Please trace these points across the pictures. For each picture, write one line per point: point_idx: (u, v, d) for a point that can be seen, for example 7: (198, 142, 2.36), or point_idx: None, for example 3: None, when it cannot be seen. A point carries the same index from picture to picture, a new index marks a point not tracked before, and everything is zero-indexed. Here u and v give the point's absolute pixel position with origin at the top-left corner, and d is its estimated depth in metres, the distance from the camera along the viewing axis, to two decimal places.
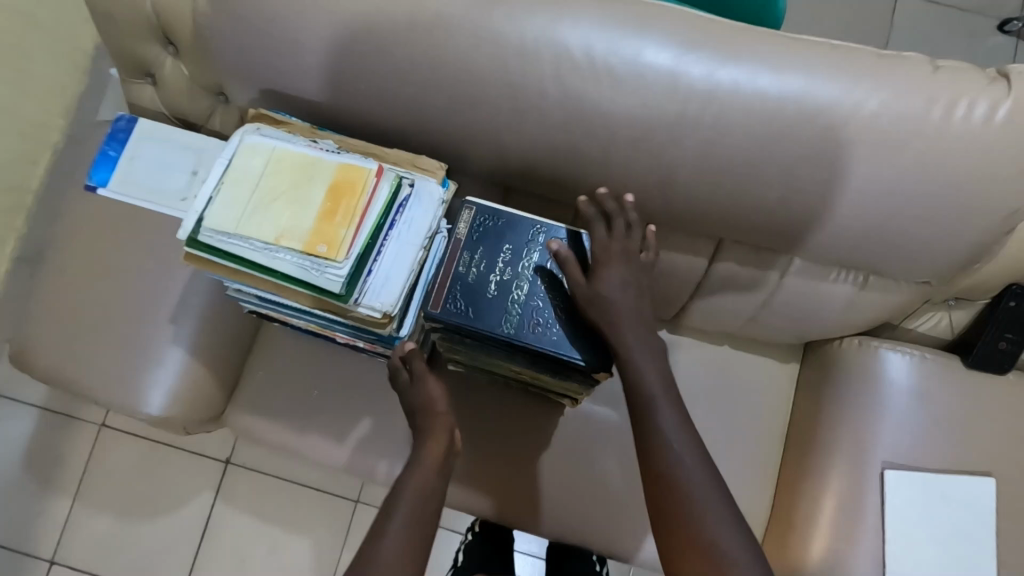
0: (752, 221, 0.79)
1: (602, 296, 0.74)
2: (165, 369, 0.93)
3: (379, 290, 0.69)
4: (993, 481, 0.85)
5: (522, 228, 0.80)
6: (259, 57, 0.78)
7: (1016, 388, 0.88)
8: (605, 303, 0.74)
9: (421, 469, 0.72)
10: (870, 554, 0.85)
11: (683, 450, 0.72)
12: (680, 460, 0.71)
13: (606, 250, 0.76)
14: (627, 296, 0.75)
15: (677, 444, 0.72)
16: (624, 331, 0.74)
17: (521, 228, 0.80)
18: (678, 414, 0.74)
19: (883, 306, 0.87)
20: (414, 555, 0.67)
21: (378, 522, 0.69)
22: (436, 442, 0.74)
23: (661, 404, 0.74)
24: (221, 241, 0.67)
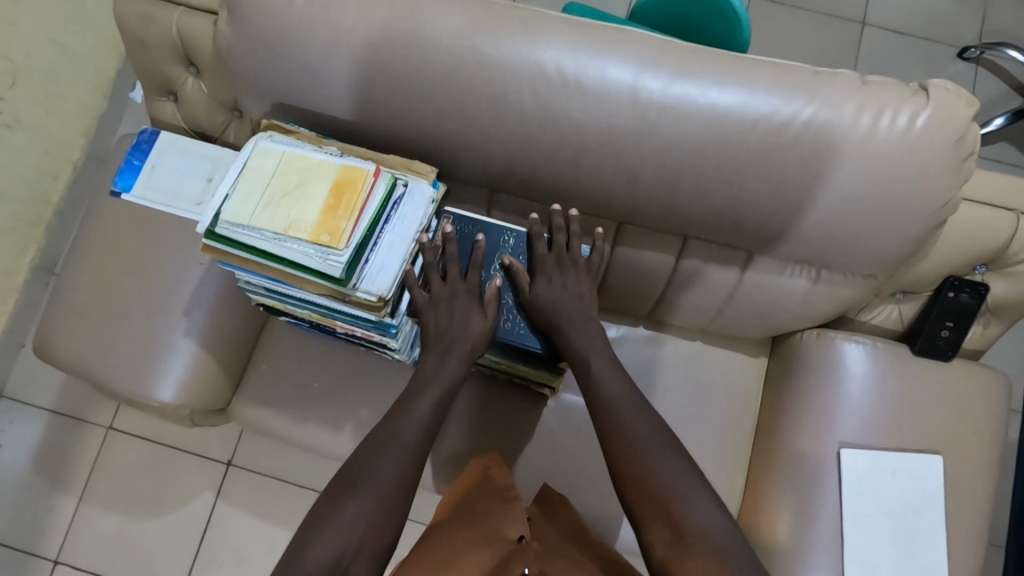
0: (710, 218, 0.88)
1: (557, 294, 0.88)
2: (178, 358, 1.01)
3: (376, 276, 0.77)
4: (941, 459, 0.92)
5: (495, 232, 0.91)
6: (271, 75, 0.89)
7: (962, 374, 0.95)
8: (549, 305, 0.87)
9: (409, 426, 0.81)
10: (830, 528, 0.92)
11: (630, 407, 0.82)
12: (627, 421, 0.80)
13: (555, 258, 0.90)
14: (570, 296, 0.88)
15: (624, 402, 0.82)
16: (566, 326, 0.87)
17: (494, 233, 0.91)
18: (624, 379, 0.85)
19: (836, 298, 0.94)
20: (403, 486, 0.78)
21: (369, 457, 0.79)
22: (419, 409, 0.82)
23: (607, 373, 0.85)
24: (236, 233, 0.76)
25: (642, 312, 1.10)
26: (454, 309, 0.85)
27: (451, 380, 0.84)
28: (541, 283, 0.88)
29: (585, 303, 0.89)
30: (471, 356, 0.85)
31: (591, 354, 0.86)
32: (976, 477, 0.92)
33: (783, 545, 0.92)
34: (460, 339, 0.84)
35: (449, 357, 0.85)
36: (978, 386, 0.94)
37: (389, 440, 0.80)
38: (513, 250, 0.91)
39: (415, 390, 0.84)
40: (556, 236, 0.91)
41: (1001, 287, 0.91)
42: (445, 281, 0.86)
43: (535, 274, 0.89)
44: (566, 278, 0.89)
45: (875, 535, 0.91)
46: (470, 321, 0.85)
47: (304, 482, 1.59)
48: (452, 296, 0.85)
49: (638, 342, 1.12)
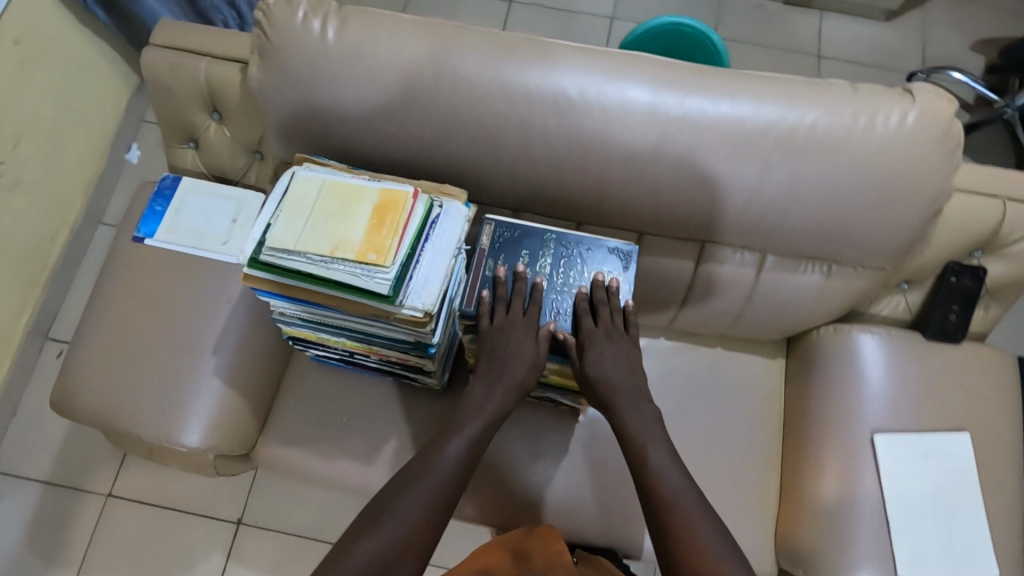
0: (727, 221, 0.93)
1: (608, 368, 0.87)
2: (207, 398, 1.00)
3: (421, 291, 0.79)
4: (968, 435, 0.95)
5: (532, 234, 0.93)
6: (301, 111, 0.93)
7: (974, 355, 1.00)
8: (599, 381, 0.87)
9: (442, 462, 0.80)
10: (872, 515, 0.93)
11: (678, 485, 0.82)
12: (690, 518, 0.79)
13: (596, 335, 0.87)
14: (618, 368, 0.88)
15: (673, 480, 0.82)
16: (623, 409, 0.87)
17: (532, 234, 0.93)
18: (671, 454, 0.85)
19: (846, 291, 1.00)
20: (431, 519, 0.77)
21: (395, 490, 0.79)
22: (456, 440, 0.82)
23: (653, 445, 0.85)
24: (280, 258, 0.77)
25: (664, 322, 1.13)
26: (511, 338, 0.86)
27: (495, 410, 0.85)
28: (591, 356, 0.87)
29: (636, 377, 0.90)
30: (520, 388, 0.86)
31: (648, 441, 0.85)
32: (1001, 453, 0.96)
33: (830, 536, 0.93)
34: (510, 363, 0.86)
35: (496, 388, 0.86)
36: (990, 365, 0.99)
37: (421, 472, 0.80)
38: (554, 254, 0.92)
39: (450, 428, 0.84)
40: (600, 309, 0.89)
41: (998, 269, 0.97)
42: (506, 311, 0.87)
43: (584, 346, 0.87)
44: (617, 350, 0.88)
45: (921, 521, 0.92)
46: (525, 349, 0.86)
47: (319, 536, 1.52)
48: (511, 325, 0.86)
49: (660, 353, 1.15)
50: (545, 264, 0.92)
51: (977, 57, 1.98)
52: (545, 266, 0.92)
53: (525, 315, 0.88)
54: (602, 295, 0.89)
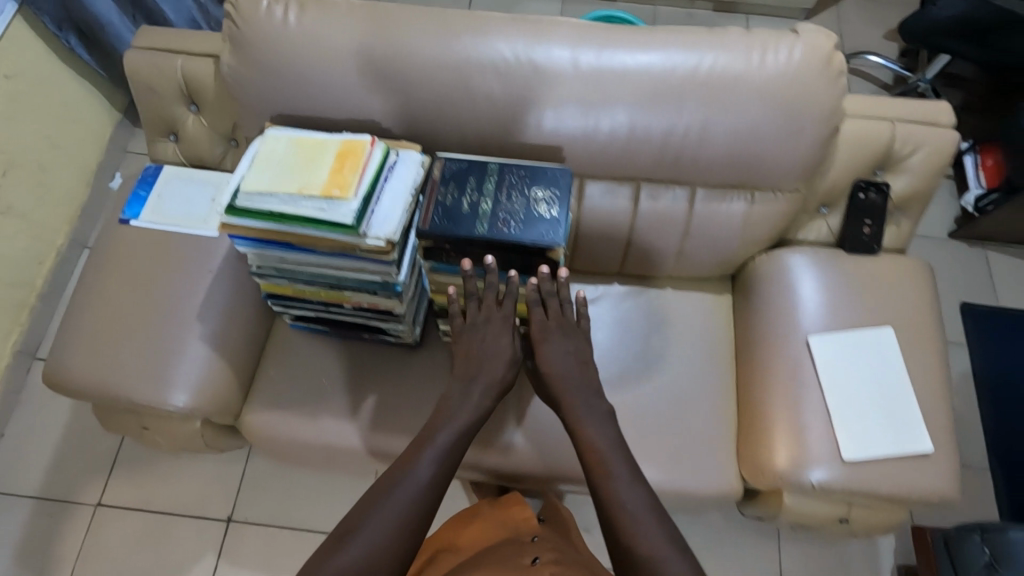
0: (653, 157, 1.05)
1: (560, 362, 0.93)
2: (192, 360, 1.05)
3: (381, 223, 0.88)
4: (891, 328, 1.04)
5: None
6: (272, 91, 1.05)
7: (890, 263, 1.10)
8: (556, 376, 0.92)
9: (411, 477, 0.81)
10: (819, 422, 1.00)
11: (637, 499, 0.80)
12: (645, 530, 0.77)
13: (545, 327, 0.93)
14: (570, 363, 0.93)
15: (631, 495, 0.81)
16: (578, 407, 0.90)
17: None
18: (630, 469, 0.84)
19: (772, 216, 1.10)
20: (402, 535, 0.76)
21: (363, 507, 0.78)
22: (425, 455, 0.83)
23: (613, 459, 0.85)
24: (254, 202, 0.87)
25: (615, 267, 1.23)
26: (486, 334, 0.92)
27: (467, 416, 0.88)
28: (545, 351, 0.93)
29: (588, 373, 0.94)
30: (494, 388, 0.90)
31: (609, 453, 0.85)
32: (927, 346, 1.04)
33: (784, 457, 0.99)
34: (482, 361, 0.91)
35: (470, 392, 0.89)
36: (907, 271, 1.10)
37: (388, 489, 0.80)
38: (500, 178, 0.89)
39: (419, 443, 0.85)
40: (549, 301, 0.94)
41: (901, 183, 1.08)
42: (480, 306, 0.93)
43: (540, 340, 0.94)
44: (569, 344, 0.94)
45: (865, 416, 0.99)
46: (497, 346, 0.91)
47: (311, 526, 1.53)
48: (485, 321, 0.92)
49: (614, 297, 1.25)
50: (494, 185, 0.88)
51: (890, 44, 2.19)
52: (494, 188, 0.88)
53: (500, 309, 0.92)
54: (551, 287, 0.93)
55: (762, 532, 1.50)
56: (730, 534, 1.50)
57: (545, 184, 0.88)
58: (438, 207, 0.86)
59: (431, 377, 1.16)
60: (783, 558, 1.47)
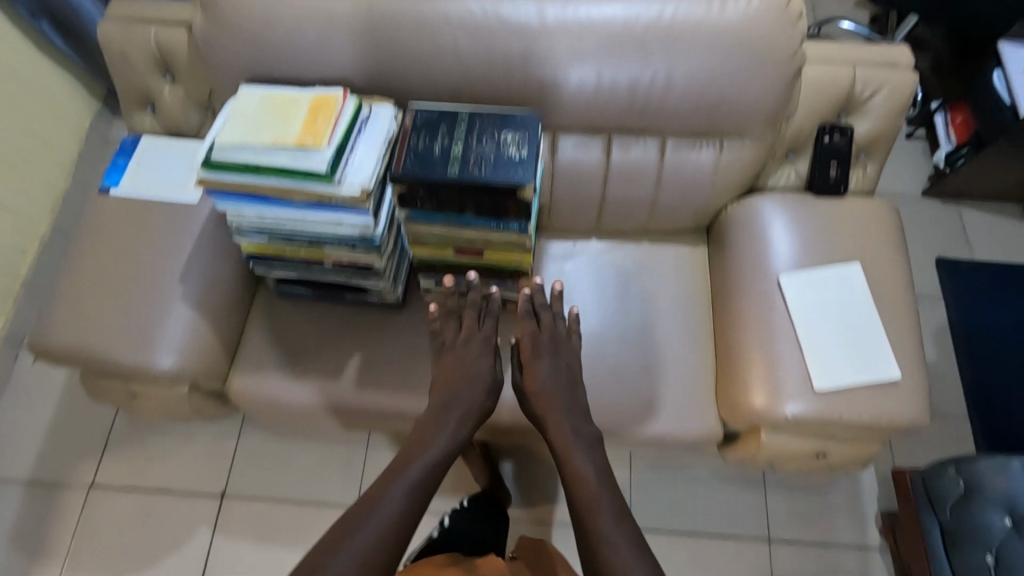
0: (621, 107, 1.07)
1: (546, 376, 1.01)
2: (176, 323, 1.06)
3: (356, 173, 0.90)
4: (859, 265, 1.07)
5: None
6: (244, 53, 1.06)
7: (857, 204, 1.13)
8: (541, 390, 1.01)
9: (396, 494, 0.87)
10: (791, 359, 1.03)
11: (615, 526, 0.88)
12: (621, 556, 0.85)
13: (535, 340, 1.03)
14: (557, 378, 1.02)
15: (610, 521, 0.88)
16: (564, 432, 0.98)
17: None
18: (615, 504, 0.91)
19: (741, 163, 1.13)
20: (384, 549, 0.83)
21: (350, 522, 0.84)
22: (409, 474, 0.90)
23: (595, 488, 0.92)
24: (230, 155, 0.88)
25: (592, 222, 1.25)
26: (473, 351, 1.02)
27: (452, 433, 0.96)
28: (534, 366, 1.02)
29: (573, 392, 1.02)
30: (474, 409, 0.99)
31: (590, 478, 0.93)
32: (893, 281, 1.07)
33: (758, 396, 1.02)
34: (471, 377, 1.00)
35: (454, 412, 0.98)
36: (873, 211, 1.12)
37: (373, 506, 0.86)
38: (471, 124, 0.91)
39: (404, 464, 0.92)
40: (542, 315, 1.05)
41: (864, 125, 1.11)
42: (467, 323, 1.04)
43: (532, 354, 1.02)
44: (556, 359, 1.03)
45: (835, 347, 1.02)
46: (483, 363, 1.01)
47: (303, 498, 1.53)
48: (471, 338, 1.03)
49: (592, 252, 1.27)
50: (464, 131, 0.90)
51: (862, 11, 2.23)
52: (465, 133, 0.90)
53: (484, 329, 1.04)
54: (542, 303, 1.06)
55: (747, 485, 1.53)
56: (715, 488, 1.52)
57: (515, 129, 0.90)
58: (410, 153, 0.88)
59: (415, 335, 1.18)
60: (768, 510, 1.50)
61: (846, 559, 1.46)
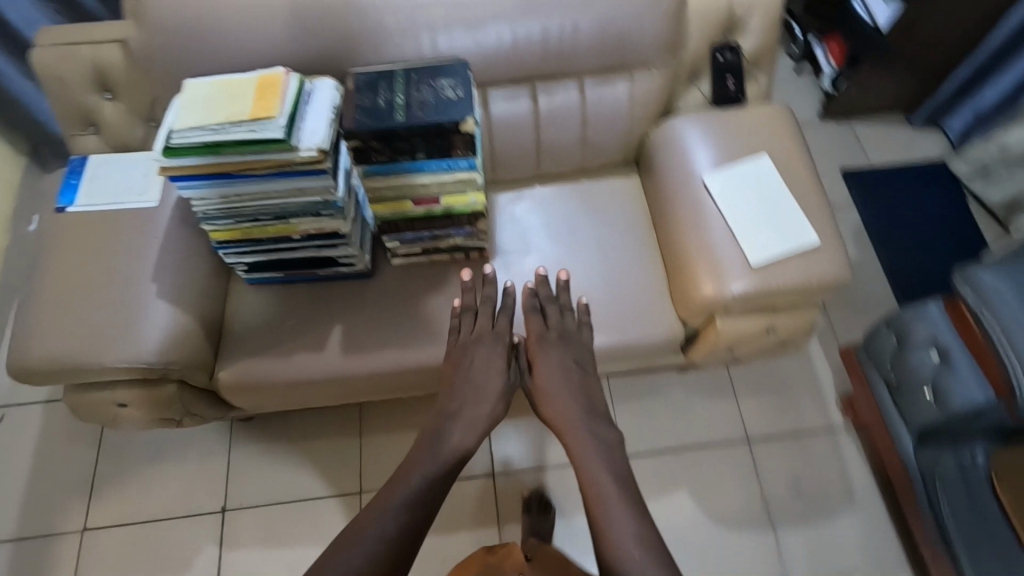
0: (538, 54, 1.20)
1: (552, 369, 1.10)
2: (154, 318, 1.09)
3: (311, 137, 0.97)
4: (768, 158, 1.22)
5: None
6: (185, 55, 1.13)
7: (757, 109, 1.28)
8: (549, 384, 1.08)
9: (390, 507, 0.90)
10: (729, 248, 1.15)
11: (627, 530, 0.88)
12: (631, 563, 0.84)
13: (541, 335, 1.13)
14: (564, 372, 1.09)
15: (621, 524, 0.88)
16: (575, 433, 1.03)
17: None
18: (631, 512, 0.90)
19: (652, 90, 1.27)
20: (378, 561, 0.84)
21: (345, 539, 0.87)
22: (407, 487, 0.94)
23: (607, 491, 0.93)
24: (188, 138, 0.94)
25: (533, 170, 1.36)
26: (482, 350, 1.11)
27: (452, 440, 1.02)
28: (540, 360, 1.11)
29: (579, 388, 1.08)
30: (477, 418, 1.05)
31: (598, 479, 0.95)
32: (800, 167, 1.22)
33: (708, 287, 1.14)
34: (479, 374, 1.09)
35: (455, 419, 1.05)
36: (772, 112, 1.28)
37: (367, 522, 0.88)
38: (407, 77, 1.01)
39: (403, 475, 0.96)
40: (547, 312, 1.16)
41: (749, 40, 1.28)
42: (474, 321, 1.15)
43: (538, 350, 1.12)
44: (562, 353, 1.12)
45: (761, 228, 1.16)
46: (490, 361, 1.10)
47: (306, 495, 1.54)
48: (478, 337, 1.13)
49: (538, 196, 1.37)
50: (403, 85, 1.00)
51: None
52: (403, 86, 1.00)
53: (496, 327, 1.14)
54: (546, 299, 1.17)
55: (720, 396, 1.65)
56: (693, 404, 1.64)
57: (448, 76, 1.01)
58: (358, 110, 0.97)
59: (390, 298, 1.25)
60: (742, 414, 1.63)
61: (819, 441, 1.59)
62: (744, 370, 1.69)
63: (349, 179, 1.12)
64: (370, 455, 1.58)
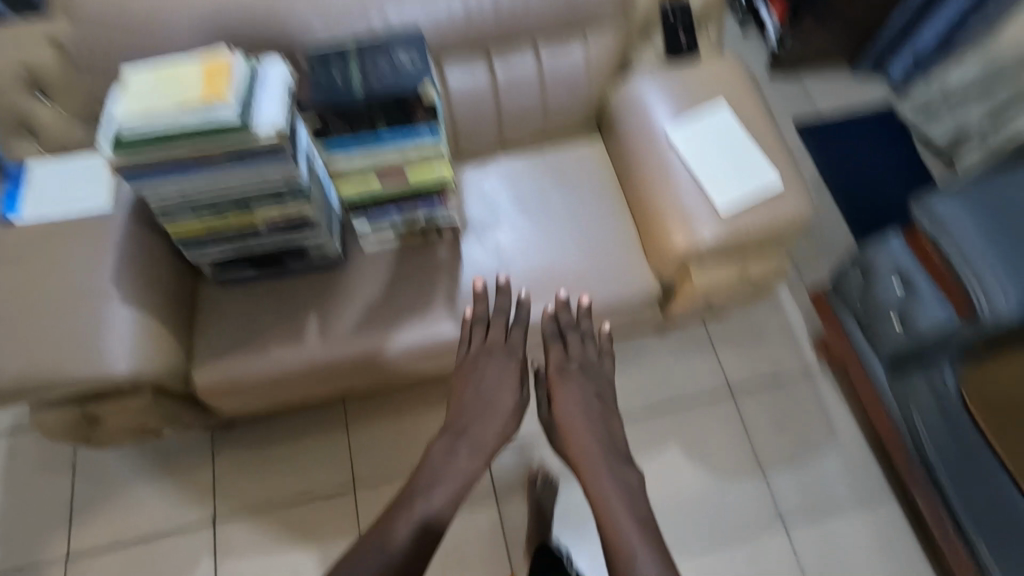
0: (490, 20, 1.20)
1: (571, 403, 1.11)
2: (119, 323, 1.04)
3: (266, 120, 0.95)
4: (726, 105, 1.24)
5: None
6: (128, 47, 1.10)
7: (710, 61, 1.31)
8: (566, 416, 1.10)
9: (399, 524, 0.94)
10: (697, 197, 1.17)
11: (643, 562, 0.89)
12: None
13: (560, 366, 1.15)
14: (582, 405, 1.11)
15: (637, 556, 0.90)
16: (591, 465, 1.05)
17: None
18: (648, 544, 0.92)
19: (606, 49, 1.28)
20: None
21: (355, 553, 0.89)
22: (417, 505, 0.97)
23: (624, 522, 0.95)
24: (135, 131, 0.90)
25: (496, 142, 1.36)
26: (497, 369, 1.14)
27: (461, 460, 1.05)
28: (560, 390, 1.13)
29: (598, 422, 1.10)
30: (486, 443, 1.08)
31: (615, 511, 0.97)
32: (756, 113, 1.25)
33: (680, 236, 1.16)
34: (493, 397, 1.12)
35: (464, 439, 1.07)
36: (724, 62, 1.30)
37: (377, 539, 0.91)
38: (362, 49, 1.00)
39: (414, 492, 0.99)
40: (567, 339, 1.17)
41: None
42: (486, 335, 1.16)
43: (558, 379, 1.14)
44: (582, 385, 1.13)
45: (724, 174, 1.18)
46: (505, 384, 1.13)
47: (298, 495, 1.51)
48: (490, 351, 1.14)
49: (502, 167, 1.35)
50: (357, 56, 0.99)
51: None
52: (358, 57, 0.99)
53: (510, 343, 1.16)
54: (567, 323, 1.18)
55: (700, 351, 1.68)
56: (675, 361, 1.67)
57: (404, 45, 1.00)
58: (314, 85, 0.96)
59: (363, 281, 1.23)
60: (723, 366, 1.66)
61: (797, 384, 1.64)
62: (720, 323, 1.72)
63: (310, 162, 1.10)
64: (359, 448, 1.55)
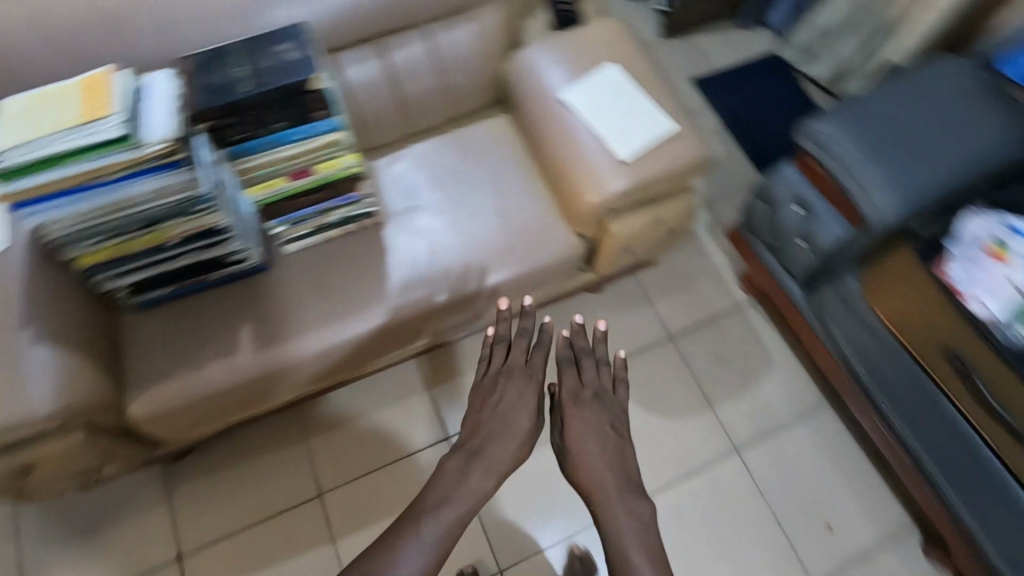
0: (376, 10, 1.22)
1: (588, 433, 1.06)
2: (37, 364, 1.00)
3: (156, 128, 0.92)
4: (615, 64, 1.30)
5: None
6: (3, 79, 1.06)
7: (595, 24, 1.36)
8: (579, 441, 1.06)
9: (405, 548, 0.90)
10: (599, 152, 1.23)
11: None
12: None
13: (573, 393, 1.11)
14: (601, 434, 1.06)
15: None
16: (606, 494, 1.01)
17: None
18: None
19: (495, 25, 1.32)
20: None
21: None
22: (425, 527, 0.92)
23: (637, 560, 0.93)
24: (18, 159, 0.88)
25: (405, 132, 1.39)
26: (515, 390, 1.10)
27: (474, 482, 1.00)
28: (575, 414, 1.08)
29: (618, 455, 1.05)
30: (501, 465, 1.03)
31: (628, 547, 0.95)
32: (644, 68, 1.32)
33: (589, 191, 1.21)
34: (508, 417, 1.07)
35: (477, 460, 1.02)
36: (608, 24, 1.37)
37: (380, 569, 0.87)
38: (243, 49, 1.00)
39: (422, 515, 0.94)
40: (584, 368, 1.15)
41: None
42: (507, 359, 1.14)
43: (573, 404, 1.10)
44: (598, 414, 1.09)
45: (619, 126, 1.24)
46: (520, 406, 1.08)
47: (264, 515, 1.48)
48: (507, 375, 1.12)
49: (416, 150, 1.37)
50: (240, 56, 1.00)
51: None
52: (240, 57, 0.99)
53: (529, 365, 1.13)
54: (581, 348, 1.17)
55: (637, 304, 1.75)
56: (615, 317, 1.73)
57: (285, 40, 1.01)
58: (199, 89, 0.96)
59: (291, 284, 1.21)
60: (660, 314, 1.74)
61: (730, 320, 1.74)
62: (652, 275, 1.80)
63: None
64: (319, 456, 1.54)
